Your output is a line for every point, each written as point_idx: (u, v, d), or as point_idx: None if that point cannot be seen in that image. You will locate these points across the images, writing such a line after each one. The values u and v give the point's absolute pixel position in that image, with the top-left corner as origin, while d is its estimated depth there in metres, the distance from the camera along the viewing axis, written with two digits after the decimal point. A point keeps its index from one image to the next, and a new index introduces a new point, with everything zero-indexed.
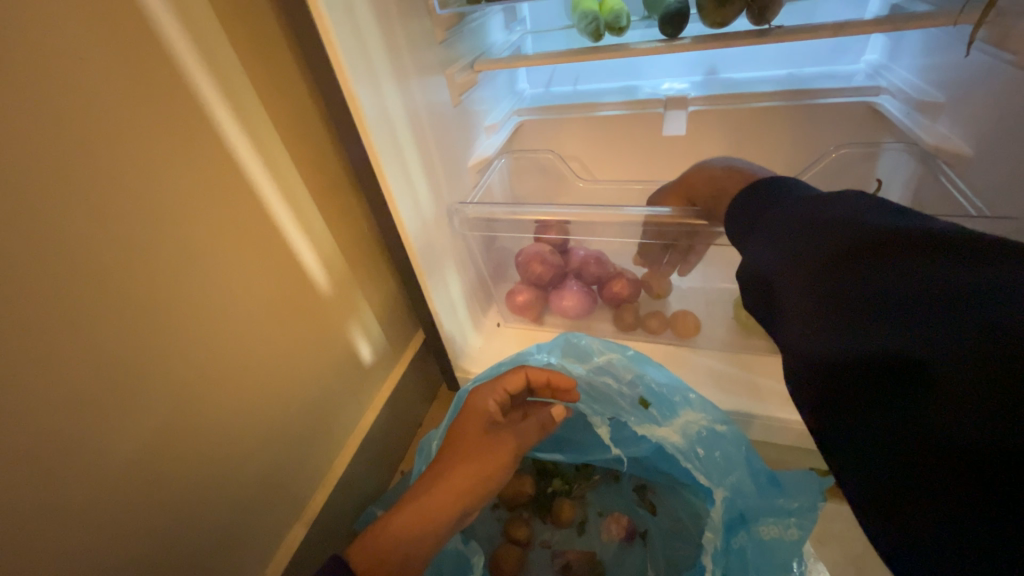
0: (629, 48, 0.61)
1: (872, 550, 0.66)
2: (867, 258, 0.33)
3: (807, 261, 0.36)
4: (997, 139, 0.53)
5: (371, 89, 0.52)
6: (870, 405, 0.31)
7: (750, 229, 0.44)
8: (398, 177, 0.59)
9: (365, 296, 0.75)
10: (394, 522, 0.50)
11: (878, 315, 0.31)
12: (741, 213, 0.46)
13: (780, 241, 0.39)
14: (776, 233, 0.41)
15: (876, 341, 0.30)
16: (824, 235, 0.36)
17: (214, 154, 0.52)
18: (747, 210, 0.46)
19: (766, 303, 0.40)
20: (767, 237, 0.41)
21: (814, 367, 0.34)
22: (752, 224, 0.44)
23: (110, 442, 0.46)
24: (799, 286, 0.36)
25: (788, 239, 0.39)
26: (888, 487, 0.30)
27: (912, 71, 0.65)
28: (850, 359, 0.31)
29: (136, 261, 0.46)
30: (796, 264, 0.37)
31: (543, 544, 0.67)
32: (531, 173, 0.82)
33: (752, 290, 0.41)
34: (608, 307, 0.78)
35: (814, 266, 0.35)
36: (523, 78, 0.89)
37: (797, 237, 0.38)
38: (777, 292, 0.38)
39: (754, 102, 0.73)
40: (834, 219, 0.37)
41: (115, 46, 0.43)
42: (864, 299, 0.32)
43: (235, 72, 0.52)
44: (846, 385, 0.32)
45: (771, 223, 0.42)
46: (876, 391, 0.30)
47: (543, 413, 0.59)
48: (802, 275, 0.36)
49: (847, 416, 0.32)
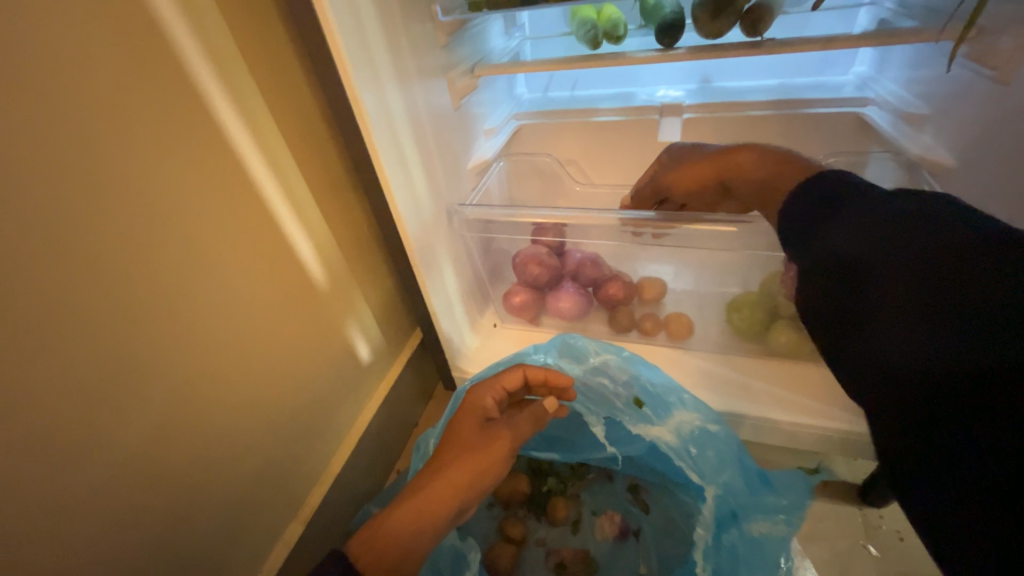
0: (626, 56, 0.63)
1: (858, 549, 0.68)
2: (975, 258, 0.33)
3: (909, 258, 0.36)
4: (982, 149, 0.55)
5: (374, 91, 0.53)
6: (965, 404, 0.32)
7: (823, 221, 0.44)
8: (399, 178, 0.60)
9: (363, 295, 0.75)
10: (391, 518, 0.51)
11: (991, 320, 0.31)
12: (808, 202, 0.46)
13: (870, 235, 0.39)
14: (864, 226, 0.40)
15: (988, 344, 0.31)
16: (928, 233, 0.36)
17: (219, 153, 0.52)
18: (820, 202, 0.45)
19: (844, 296, 0.40)
20: (851, 229, 0.41)
21: (912, 364, 0.34)
22: (826, 216, 0.44)
23: (111, 436, 0.46)
24: (896, 283, 0.36)
25: (884, 236, 0.38)
26: (970, 484, 0.31)
27: (899, 83, 0.67)
28: (954, 356, 0.32)
29: (141, 257, 0.46)
30: (894, 261, 0.37)
31: (537, 542, 0.68)
32: (529, 177, 0.84)
33: (832, 286, 0.41)
34: (604, 308, 0.79)
35: (918, 264, 0.35)
36: (521, 83, 0.90)
37: (893, 232, 0.38)
38: (866, 287, 0.38)
39: (746, 111, 0.75)
40: (937, 219, 0.37)
41: (124, 46, 0.43)
42: (975, 302, 0.32)
43: (240, 73, 0.53)
44: (947, 383, 0.32)
45: (855, 216, 0.41)
46: (974, 397, 0.31)
47: (536, 406, 0.61)
48: (902, 272, 0.36)
49: (938, 411, 0.33)
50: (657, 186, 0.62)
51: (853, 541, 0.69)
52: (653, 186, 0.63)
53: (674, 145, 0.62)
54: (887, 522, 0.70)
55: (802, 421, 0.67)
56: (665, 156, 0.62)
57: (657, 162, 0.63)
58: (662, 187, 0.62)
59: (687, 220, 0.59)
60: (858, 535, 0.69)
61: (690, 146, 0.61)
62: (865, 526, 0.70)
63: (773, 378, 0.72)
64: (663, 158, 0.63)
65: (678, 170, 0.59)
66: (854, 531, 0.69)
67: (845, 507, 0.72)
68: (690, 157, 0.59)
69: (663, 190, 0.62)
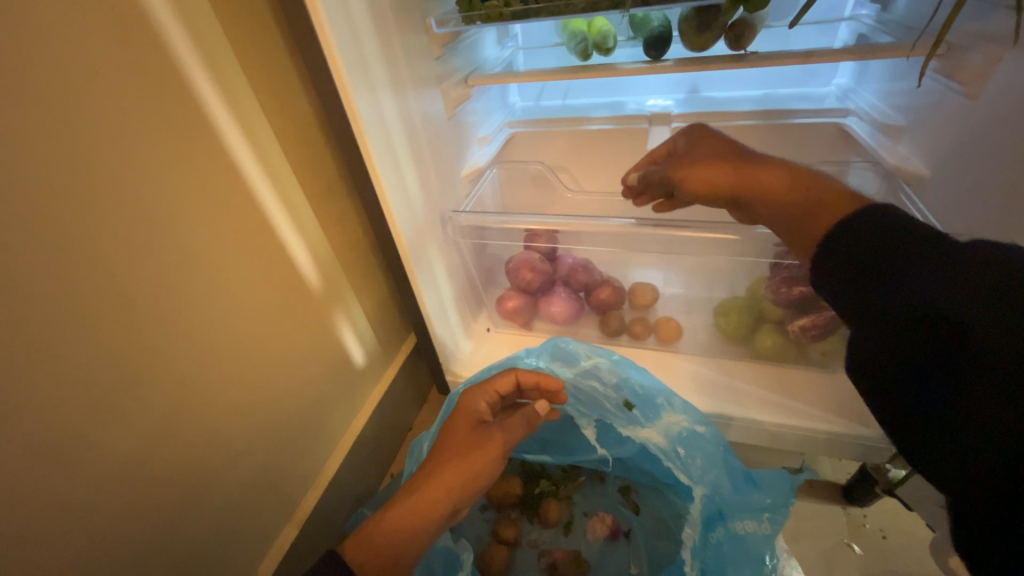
0: (616, 68, 0.65)
1: (843, 547, 0.70)
2: None
3: (992, 332, 0.35)
4: (951, 165, 0.57)
5: (370, 100, 0.55)
6: None
7: (881, 272, 0.41)
8: (394, 185, 0.61)
9: (358, 300, 0.76)
10: (388, 519, 0.52)
11: None
12: (862, 244, 0.43)
13: (945, 297, 0.37)
14: (935, 284, 0.38)
15: None
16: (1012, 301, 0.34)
17: (217, 160, 0.53)
18: (874, 247, 0.42)
19: (914, 362, 0.39)
20: (920, 287, 0.39)
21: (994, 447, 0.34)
22: (882, 267, 0.41)
23: (108, 439, 0.47)
24: (983, 359, 0.35)
25: (962, 299, 0.36)
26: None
27: (878, 96, 0.69)
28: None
29: (139, 262, 0.47)
30: (975, 332, 0.35)
31: (530, 544, 0.69)
32: (521, 183, 0.85)
33: (899, 348, 0.40)
34: (595, 313, 0.80)
35: (1003, 340, 0.34)
36: (513, 92, 0.92)
37: (973, 296, 0.36)
38: (945, 358, 0.37)
39: (733, 121, 0.77)
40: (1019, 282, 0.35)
41: (125, 56, 0.44)
42: None
43: (238, 82, 0.54)
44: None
45: (921, 271, 0.39)
46: None
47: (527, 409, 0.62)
48: (986, 348, 0.35)
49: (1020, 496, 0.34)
50: (678, 171, 0.56)
51: (838, 539, 0.70)
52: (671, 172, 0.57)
53: (704, 129, 0.56)
54: (870, 521, 0.72)
55: (787, 424, 0.68)
56: (692, 140, 0.57)
57: (680, 142, 0.58)
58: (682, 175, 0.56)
59: (683, 229, 0.62)
60: (842, 533, 0.71)
61: (718, 137, 0.56)
62: (849, 525, 0.72)
63: (760, 380, 0.73)
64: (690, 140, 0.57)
65: (705, 166, 0.54)
66: (838, 530, 0.71)
67: (830, 506, 0.73)
68: (720, 156, 0.54)
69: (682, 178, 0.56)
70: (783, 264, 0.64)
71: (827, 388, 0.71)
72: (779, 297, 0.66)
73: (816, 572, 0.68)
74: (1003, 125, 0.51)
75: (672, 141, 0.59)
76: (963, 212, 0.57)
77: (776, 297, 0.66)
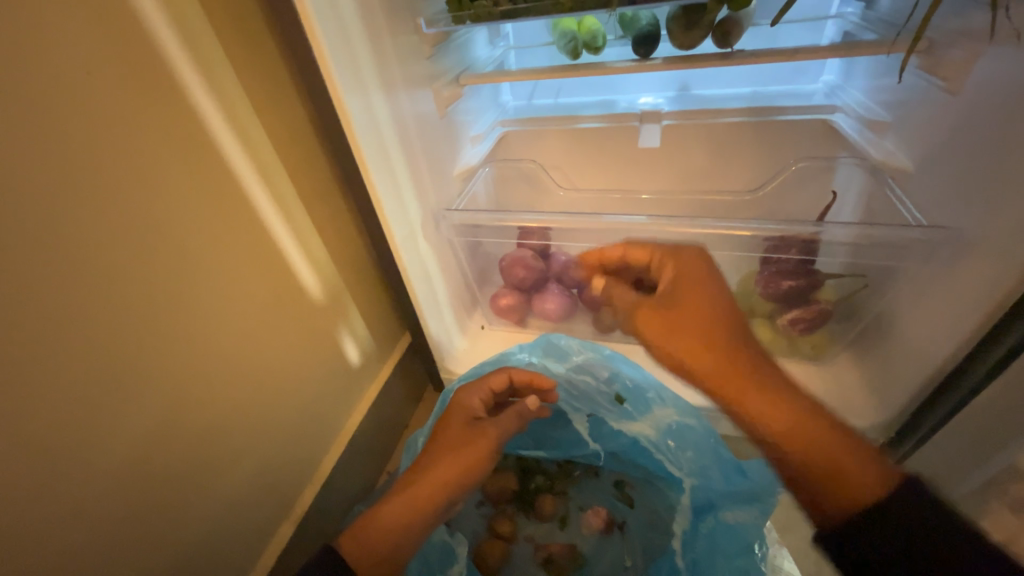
0: (605, 66, 0.66)
1: None
2: None
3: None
4: (932, 158, 0.58)
5: (361, 101, 0.55)
6: None
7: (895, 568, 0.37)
8: (387, 186, 0.62)
9: (353, 299, 0.77)
10: (384, 512, 0.52)
11: None
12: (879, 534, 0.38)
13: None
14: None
15: None
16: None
17: (210, 161, 0.54)
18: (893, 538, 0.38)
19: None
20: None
21: None
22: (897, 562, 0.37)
23: (103, 438, 0.47)
24: None
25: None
26: None
27: (864, 92, 0.71)
28: None
29: (132, 262, 0.47)
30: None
31: (526, 538, 0.70)
32: (515, 181, 0.87)
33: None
34: (588, 309, 0.81)
35: None
36: (506, 91, 0.93)
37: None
38: None
39: (724, 118, 0.78)
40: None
41: (114, 57, 0.45)
42: None
43: (229, 83, 0.54)
44: None
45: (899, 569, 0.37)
46: None
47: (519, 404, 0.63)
48: None
49: None
50: (633, 306, 0.59)
51: None
52: (628, 303, 0.60)
53: (688, 268, 0.56)
54: None
55: None
56: (675, 276, 0.56)
57: (670, 269, 0.57)
58: (634, 313, 0.58)
59: (678, 225, 0.62)
60: None
61: (704, 278, 0.55)
62: None
63: None
64: (676, 274, 0.56)
65: (659, 319, 0.54)
66: None
67: None
68: (691, 307, 0.53)
69: (631, 317, 0.59)
70: (772, 258, 0.64)
71: (817, 381, 0.72)
72: (768, 292, 0.67)
73: (807, 562, 0.69)
74: (981, 116, 0.51)
75: (658, 259, 0.60)
76: (945, 204, 0.56)
77: (766, 291, 0.67)
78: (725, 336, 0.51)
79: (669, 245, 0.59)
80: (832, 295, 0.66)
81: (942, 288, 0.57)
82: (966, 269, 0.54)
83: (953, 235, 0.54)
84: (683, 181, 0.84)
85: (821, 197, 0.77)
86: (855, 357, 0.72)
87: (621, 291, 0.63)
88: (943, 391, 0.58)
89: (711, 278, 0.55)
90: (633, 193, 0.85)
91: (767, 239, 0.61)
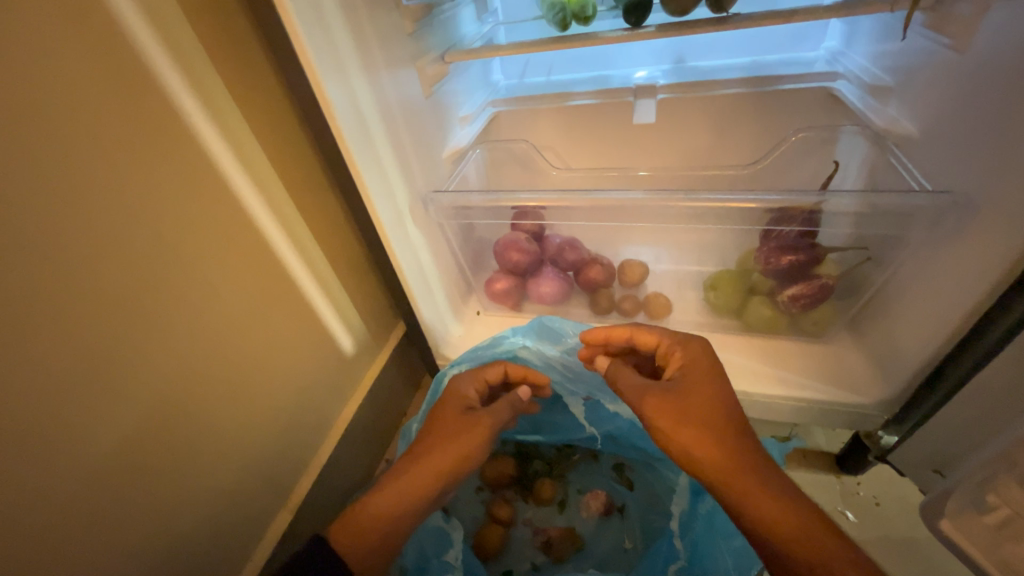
0: (596, 37, 0.63)
1: (836, 515, 0.71)
2: None
3: None
4: (937, 123, 0.55)
5: (340, 82, 0.53)
6: None
7: None
8: (372, 170, 0.60)
9: (343, 288, 0.75)
10: (376, 501, 0.52)
11: None
12: None
13: None
14: None
15: None
16: None
17: (188, 150, 0.51)
18: None
19: None
20: None
21: None
22: None
23: (90, 435, 0.46)
24: None
25: None
26: None
27: (868, 58, 0.68)
28: None
29: (110, 257, 0.46)
30: None
31: (525, 522, 0.69)
32: (507, 163, 0.85)
33: None
34: (585, 292, 0.80)
35: None
36: (496, 69, 0.90)
37: None
38: None
39: (721, 89, 0.75)
40: None
41: (77, 37, 0.41)
42: None
43: (202, 65, 0.51)
44: None
45: None
46: None
47: (513, 393, 0.62)
48: None
49: None
50: (639, 387, 0.55)
51: (831, 507, 0.72)
52: (633, 384, 0.55)
53: (694, 353, 0.56)
54: (864, 489, 0.73)
55: (776, 393, 0.68)
56: (684, 366, 0.55)
57: (679, 357, 0.56)
58: (642, 397, 0.54)
59: (678, 200, 0.60)
60: (835, 502, 0.72)
61: (714, 372, 0.54)
62: (843, 493, 0.73)
63: (751, 353, 0.73)
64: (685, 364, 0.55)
65: (670, 406, 0.52)
66: (831, 499, 0.72)
67: (825, 476, 0.75)
68: (702, 401, 0.52)
69: (636, 400, 0.54)
70: (773, 232, 0.63)
71: (818, 358, 0.70)
72: (768, 268, 0.65)
73: None
74: (988, 75, 0.49)
75: (666, 345, 0.58)
76: (952, 168, 0.53)
77: (767, 267, 0.65)
78: (732, 429, 0.50)
79: (676, 332, 0.58)
80: (835, 269, 0.64)
81: (945, 259, 0.55)
82: (971, 239, 0.52)
83: (960, 201, 0.51)
84: (680, 157, 0.81)
85: (824, 169, 0.74)
86: (856, 335, 0.71)
87: (626, 372, 0.57)
88: (948, 364, 0.57)
89: (717, 369, 0.54)
90: (629, 170, 0.83)
91: (769, 210, 0.59)
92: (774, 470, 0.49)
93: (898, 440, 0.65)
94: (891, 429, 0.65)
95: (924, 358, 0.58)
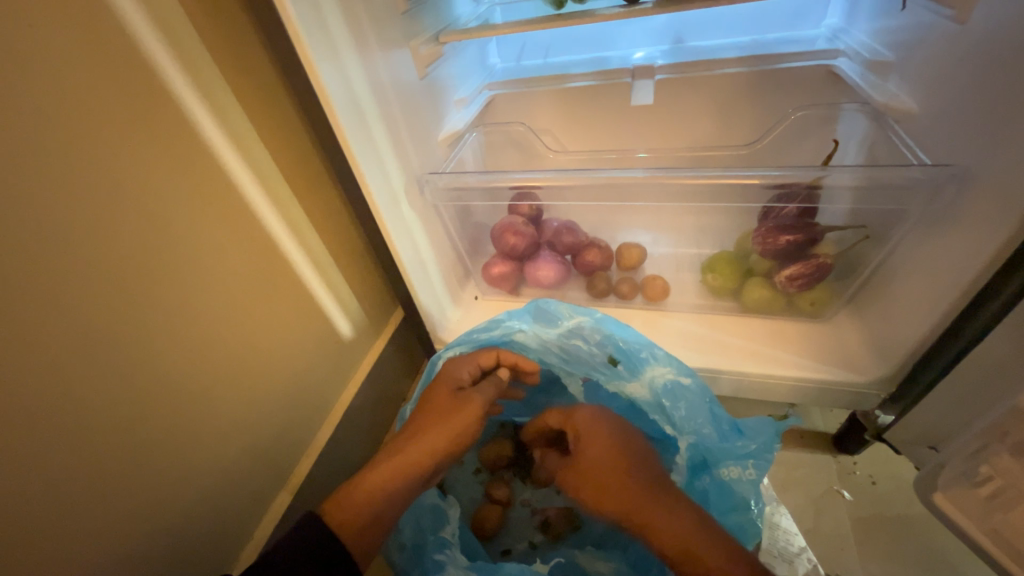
0: (593, 14, 0.62)
1: (833, 494, 0.71)
2: None
3: None
4: (939, 98, 0.54)
5: (332, 61, 0.52)
6: None
7: None
8: (366, 151, 0.59)
9: (340, 272, 0.75)
10: (368, 480, 0.53)
11: None
12: None
13: None
14: None
15: None
16: None
17: (181, 131, 0.51)
18: None
19: None
20: None
21: None
22: None
23: (90, 415, 0.46)
24: None
25: None
26: None
27: (869, 34, 0.67)
28: None
29: (101, 237, 0.45)
30: None
31: (523, 503, 0.71)
32: (504, 147, 0.84)
33: None
34: (582, 275, 0.80)
35: None
36: (493, 52, 0.89)
37: None
38: None
39: (720, 69, 0.74)
40: None
41: (64, 14, 0.41)
42: None
43: (193, 44, 0.50)
44: None
45: None
46: None
47: (495, 375, 0.64)
48: None
49: None
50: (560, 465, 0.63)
51: (827, 487, 0.72)
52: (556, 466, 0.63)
53: (582, 420, 0.63)
54: (860, 468, 0.73)
55: (774, 372, 0.68)
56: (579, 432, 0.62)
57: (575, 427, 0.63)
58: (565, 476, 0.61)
59: (676, 177, 0.60)
60: (831, 481, 0.73)
61: (601, 430, 0.61)
62: (839, 473, 0.73)
63: (749, 334, 0.73)
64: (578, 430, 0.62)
65: (582, 478, 0.59)
66: (827, 478, 0.73)
67: (821, 456, 0.75)
68: (598, 464, 0.58)
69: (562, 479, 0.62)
70: (771, 212, 0.63)
71: (815, 337, 0.70)
72: (766, 249, 0.66)
73: (805, 518, 0.70)
74: (991, 47, 0.47)
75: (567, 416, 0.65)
76: (953, 142, 0.52)
77: (764, 248, 0.65)
78: (627, 475, 0.57)
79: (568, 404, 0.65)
80: (831, 249, 0.64)
81: (944, 233, 0.55)
82: (967, 213, 0.52)
83: (959, 172, 0.51)
84: (679, 137, 0.81)
85: (823, 147, 0.74)
86: (853, 312, 0.71)
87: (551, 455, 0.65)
88: (945, 339, 0.56)
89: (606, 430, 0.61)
90: (628, 152, 0.83)
91: (769, 187, 0.58)
92: (678, 496, 0.55)
93: (896, 417, 0.65)
94: (888, 407, 0.65)
95: (920, 336, 0.58)
